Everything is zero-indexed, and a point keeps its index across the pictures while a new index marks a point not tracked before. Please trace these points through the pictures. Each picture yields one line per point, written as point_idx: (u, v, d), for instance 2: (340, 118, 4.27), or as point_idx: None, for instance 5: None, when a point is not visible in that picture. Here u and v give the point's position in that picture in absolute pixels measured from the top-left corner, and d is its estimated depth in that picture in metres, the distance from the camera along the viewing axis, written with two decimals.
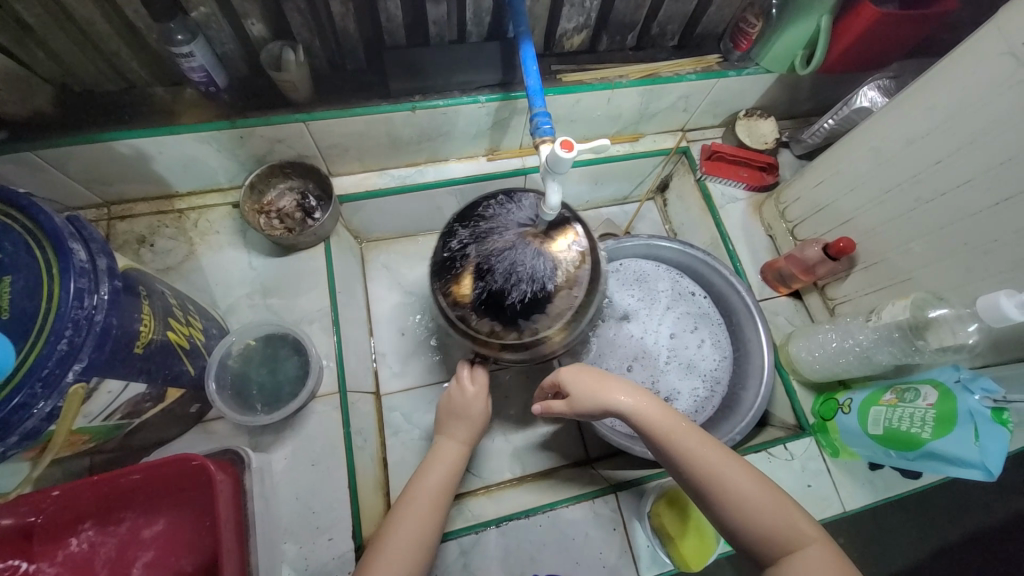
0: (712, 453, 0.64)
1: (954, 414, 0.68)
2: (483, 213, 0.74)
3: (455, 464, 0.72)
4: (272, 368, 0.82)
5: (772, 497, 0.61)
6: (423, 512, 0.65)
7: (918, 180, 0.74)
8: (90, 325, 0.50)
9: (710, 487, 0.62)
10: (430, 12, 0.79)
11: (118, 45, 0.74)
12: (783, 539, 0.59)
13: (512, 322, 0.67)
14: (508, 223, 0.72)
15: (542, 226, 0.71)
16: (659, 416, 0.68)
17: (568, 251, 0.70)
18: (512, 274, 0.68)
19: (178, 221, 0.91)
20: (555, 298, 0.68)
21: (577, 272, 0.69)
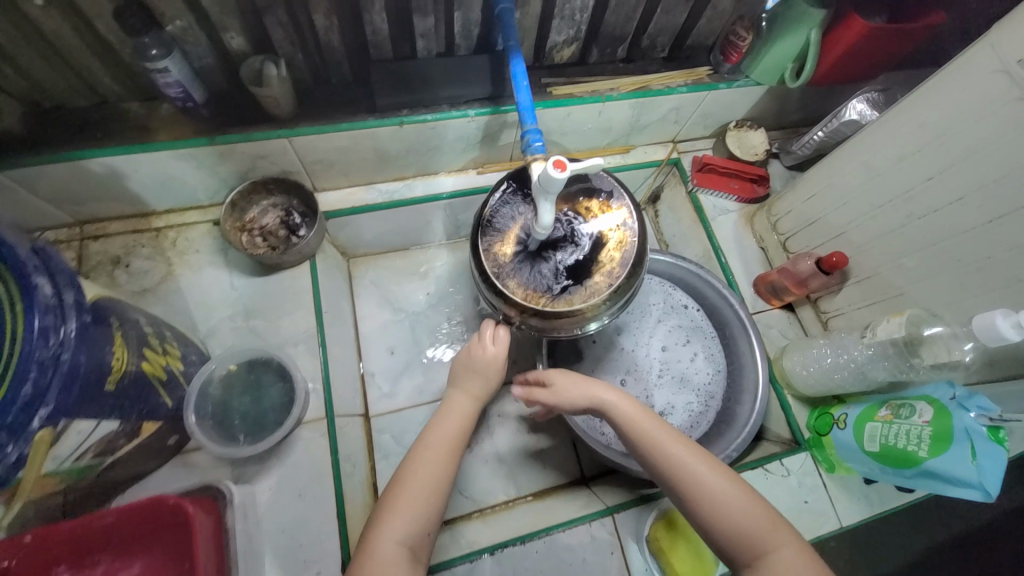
0: (689, 452, 0.64)
1: (950, 432, 0.67)
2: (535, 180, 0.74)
3: (468, 416, 0.71)
4: (255, 395, 0.78)
5: (749, 495, 0.61)
6: (434, 462, 0.65)
7: (911, 196, 0.74)
8: (56, 366, 0.47)
9: (686, 486, 0.62)
10: (417, 25, 0.77)
11: (88, 59, 0.70)
12: (757, 537, 0.59)
13: (552, 289, 0.67)
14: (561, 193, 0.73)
15: (597, 201, 0.72)
16: (639, 414, 0.68)
17: (616, 230, 0.70)
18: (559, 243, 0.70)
19: (155, 240, 0.88)
20: (600, 273, 0.68)
21: (625, 252, 0.69)
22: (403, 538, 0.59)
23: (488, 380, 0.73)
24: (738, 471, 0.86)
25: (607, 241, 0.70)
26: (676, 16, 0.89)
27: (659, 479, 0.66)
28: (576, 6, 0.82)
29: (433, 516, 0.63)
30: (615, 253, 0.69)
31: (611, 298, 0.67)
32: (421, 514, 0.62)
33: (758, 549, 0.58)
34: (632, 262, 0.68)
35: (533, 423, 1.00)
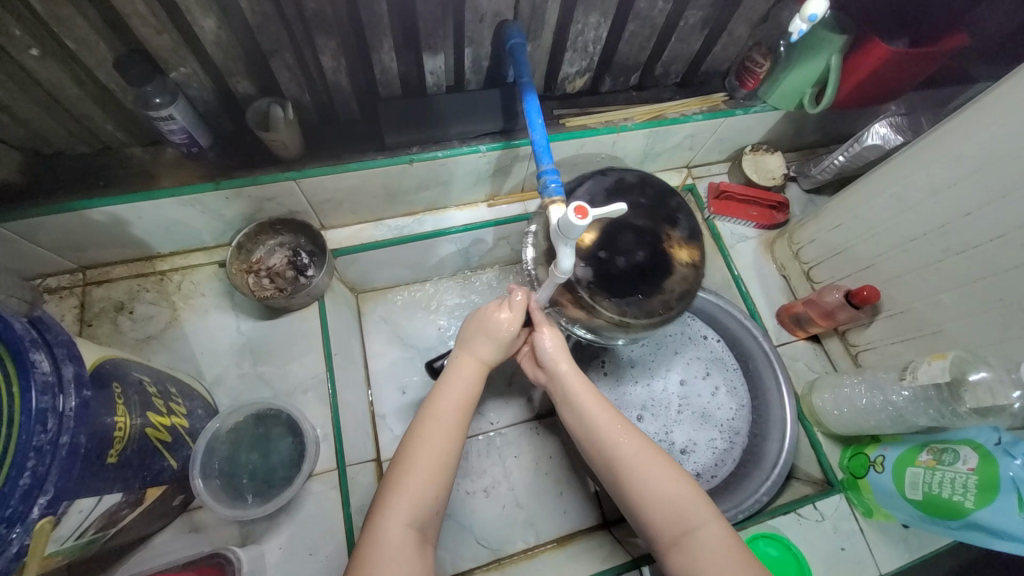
0: (624, 429, 0.65)
1: (997, 481, 0.62)
2: (624, 187, 0.71)
3: (474, 383, 0.67)
4: (264, 450, 0.75)
5: (678, 475, 0.62)
6: (443, 435, 0.62)
7: (947, 231, 0.71)
8: (55, 450, 0.44)
9: (620, 464, 0.62)
10: (426, 63, 0.75)
11: (91, 107, 0.68)
12: (684, 515, 0.59)
13: (613, 291, 0.64)
14: (646, 208, 0.69)
15: (677, 232, 0.68)
16: (583, 388, 0.68)
17: (684, 266, 0.67)
18: (634, 256, 0.65)
19: (160, 284, 0.85)
20: (660, 296, 0.65)
21: (687, 289, 0.67)
22: (411, 521, 0.57)
23: (496, 347, 0.68)
24: (769, 516, 0.80)
25: (676, 269, 0.67)
26: (691, 44, 0.87)
27: (595, 457, 0.66)
28: (589, 39, 0.80)
29: (441, 495, 0.61)
30: (674, 286, 0.66)
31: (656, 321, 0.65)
32: (431, 491, 0.59)
33: (683, 528, 0.58)
34: (688, 298, 0.66)
35: (550, 463, 0.97)
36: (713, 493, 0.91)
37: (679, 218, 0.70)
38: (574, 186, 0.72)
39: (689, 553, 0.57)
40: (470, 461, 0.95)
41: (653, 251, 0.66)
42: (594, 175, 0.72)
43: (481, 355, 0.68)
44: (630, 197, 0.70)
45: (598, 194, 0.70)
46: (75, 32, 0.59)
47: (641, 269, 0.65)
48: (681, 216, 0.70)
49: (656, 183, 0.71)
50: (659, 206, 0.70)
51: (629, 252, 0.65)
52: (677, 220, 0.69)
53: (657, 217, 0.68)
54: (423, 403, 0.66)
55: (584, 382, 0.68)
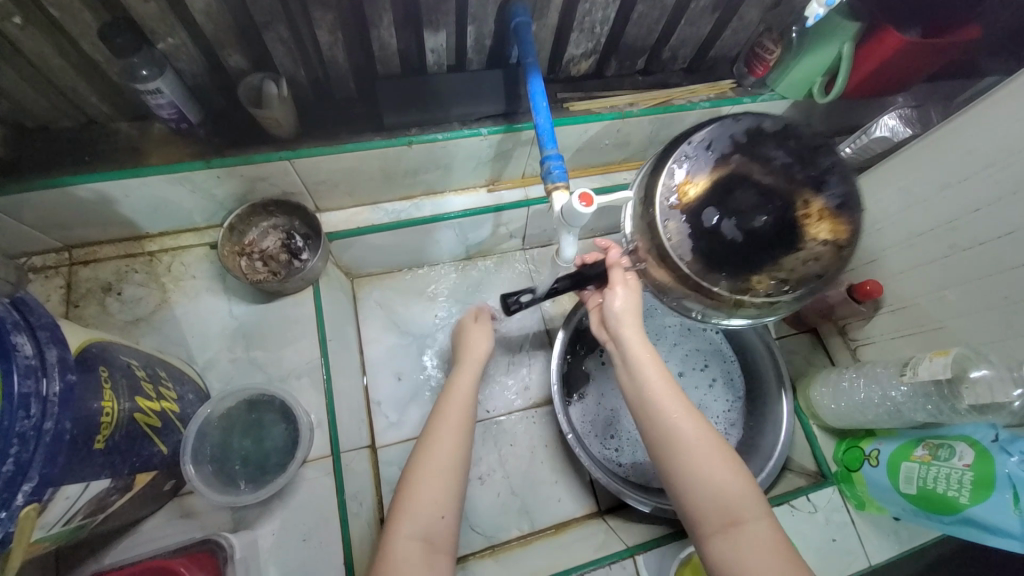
0: (686, 405, 0.60)
1: (993, 477, 0.62)
2: (757, 134, 0.55)
3: (473, 396, 0.72)
4: (257, 436, 0.74)
5: (734, 464, 0.58)
6: (450, 441, 0.65)
7: (955, 226, 0.70)
8: (39, 436, 0.43)
9: (677, 442, 0.58)
10: (427, 41, 0.72)
11: (75, 79, 0.65)
12: (734, 506, 0.55)
13: (715, 262, 0.51)
14: (780, 166, 0.53)
15: (818, 198, 0.53)
16: (647, 355, 0.62)
17: (818, 245, 0.52)
18: (752, 220, 0.51)
19: (149, 265, 0.83)
20: (775, 273, 0.51)
21: (812, 273, 0.52)
22: (417, 533, 0.58)
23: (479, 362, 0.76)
24: None
25: (807, 245, 0.52)
26: (701, 27, 0.84)
27: (647, 432, 0.61)
28: (596, 19, 0.77)
29: (450, 501, 0.61)
30: (800, 268, 0.52)
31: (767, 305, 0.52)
32: (435, 502, 0.60)
33: (733, 519, 0.55)
34: (807, 286, 0.52)
35: (547, 452, 0.96)
36: None
37: (825, 182, 0.53)
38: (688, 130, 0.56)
39: (733, 546, 0.54)
40: None
41: (778, 219, 0.52)
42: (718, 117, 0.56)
43: (472, 364, 0.76)
44: (764, 152, 0.54)
45: (722, 143, 0.55)
46: None
47: (760, 237, 0.51)
48: (826, 182, 0.53)
49: (802, 133, 0.55)
50: (804, 163, 0.54)
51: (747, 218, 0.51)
52: (826, 184, 0.53)
53: (795, 176, 0.53)
54: (430, 415, 0.69)
55: (650, 348, 0.62)
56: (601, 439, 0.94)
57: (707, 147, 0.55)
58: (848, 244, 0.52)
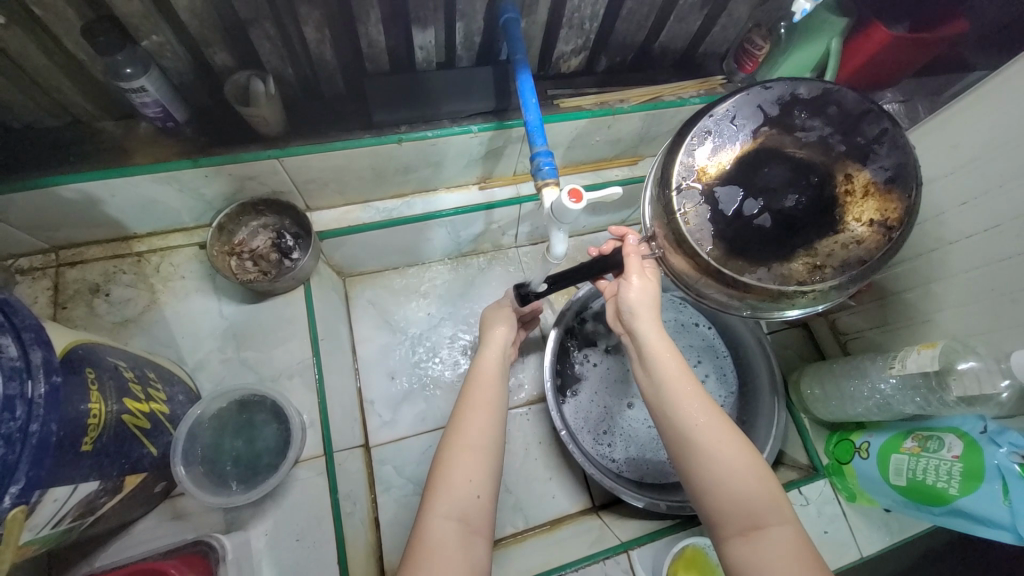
0: (705, 404, 0.59)
1: (982, 469, 0.63)
2: (792, 103, 0.53)
3: (500, 375, 0.72)
4: (249, 437, 0.73)
5: (756, 466, 0.56)
6: (481, 420, 0.65)
7: (943, 220, 0.70)
8: (25, 438, 0.42)
9: (695, 442, 0.57)
10: (416, 37, 0.72)
11: (58, 77, 0.64)
12: (755, 509, 0.53)
13: (741, 246, 0.51)
14: (817, 139, 0.52)
15: (857, 174, 0.52)
16: (665, 352, 0.61)
17: (858, 226, 0.51)
18: (780, 201, 0.51)
19: (137, 265, 0.82)
20: (807, 258, 0.51)
21: (858, 255, 0.51)
22: (451, 515, 0.57)
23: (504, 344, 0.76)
24: None
25: (847, 227, 0.51)
26: (690, 23, 0.84)
27: (665, 431, 0.60)
28: (585, 15, 0.77)
29: (482, 480, 0.60)
30: (837, 249, 0.51)
31: (813, 294, 0.51)
32: (471, 481, 0.60)
33: (754, 522, 0.53)
34: (855, 270, 0.50)
35: (541, 448, 0.97)
36: None
37: (870, 156, 0.52)
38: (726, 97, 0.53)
39: (754, 547, 0.52)
40: None
41: (811, 199, 0.51)
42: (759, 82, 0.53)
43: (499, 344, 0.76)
44: (801, 125, 0.53)
45: (757, 117, 0.53)
46: None
47: (791, 219, 0.51)
48: (871, 155, 0.52)
49: (846, 98, 0.52)
50: (840, 136, 0.52)
51: (775, 200, 0.51)
52: (871, 157, 0.51)
53: (833, 152, 0.52)
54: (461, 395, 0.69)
55: (667, 344, 0.61)
56: (595, 435, 0.94)
57: (740, 120, 0.53)
58: (899, 225, 0.50)
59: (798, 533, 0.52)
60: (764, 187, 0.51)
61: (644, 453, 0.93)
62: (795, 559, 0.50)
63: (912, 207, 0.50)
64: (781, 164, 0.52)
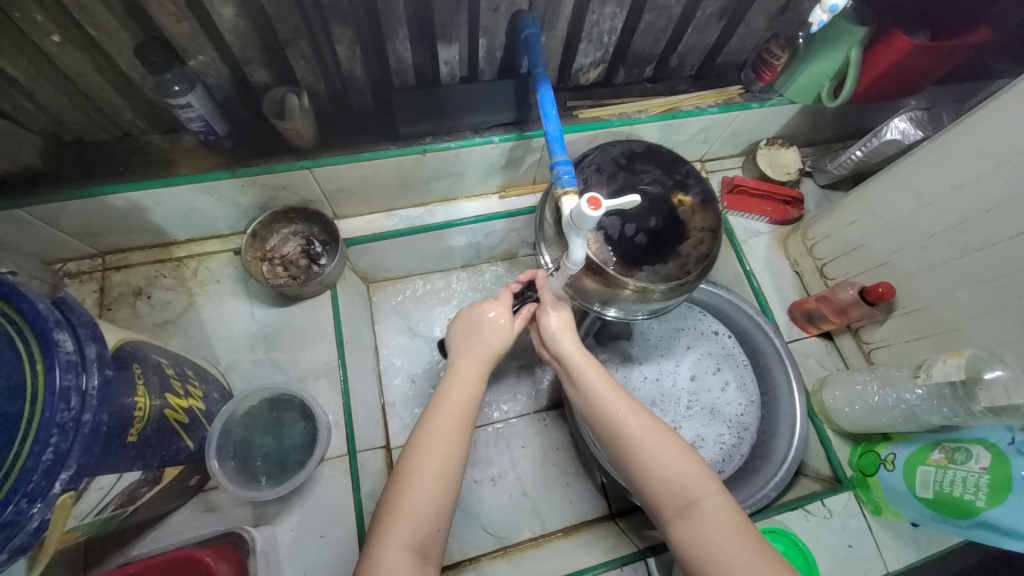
0: (628, 402, 0.67)
1: (1010, 480, 0.62)
2: (633, 156, 0.76)
3: (476, 387, 0.68)
4: (277, 434, 0.76)
5: (682, 449, 0.63)
6: (443, 444, 0.62)
7: (966, 228, 0.69)
8: (78, 427, 0.45)
9: (627, 439, 0.65)
10: (441, 53, 0.75)
11: (111, 94, 0.69)
12: (687, 487, 0.61)
13: (630, 261, 0.71)
14: (655, 178, 0.75)
15: (688, 197, 0.75)
16: (588, 367, 0.71)
17: (699, 230, 0.74)
18: (647, 223, 0.72)
19: (177, 270, 0.87)
20: (677, 261, 0.71)
21: (704, 252, 0.72)
22: (407, 545, 0.57)
23: (492, 351, 0.71)
24: (775, 512, 0.81)
25: (690, 236, 0.73)
26: (708, 35, 0.86)
27: (603, 434, 0.68)
28: (604, 29, 0.79)
29: (445, 515, 0.60)
30: (694, 249, 0.72)
31: (685, 285, 0.71)
32: (430, 512, 0.59)
33: (687, 501, 0.60)
34: (705, 262, 0.72)
35: (558, 454, 0.97)
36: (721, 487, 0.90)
37: (689, 185, 0.76)
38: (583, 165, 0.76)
39: (694, 524, 0.59)
40: (476, 450, 0.96)
41: (664, 218, 0.73)
42: (600, 147, 0.77)
43: (478, 353, 0.71)
44: (641, 170, 0.75)
45: (611, 170, 0.75)
46: (96, 18, 0.60)
47: (657, 234, 0.72)
48: (692, 182, 0.76)
49: (664, 150, 0.77)
50: (668, 173, 0.76)
51: (642, 220, 0.72)
52: (688, 186, 0.75)
53: (669, 184, 0.75)
54: (419, 420, 0.65)
55: (587, 358, 0.71)
56: None
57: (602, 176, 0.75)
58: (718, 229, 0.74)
59: (729, 505, 0.60)
60: (635, 214, 0.72)
61: None
62: (726, 528, 0.58)
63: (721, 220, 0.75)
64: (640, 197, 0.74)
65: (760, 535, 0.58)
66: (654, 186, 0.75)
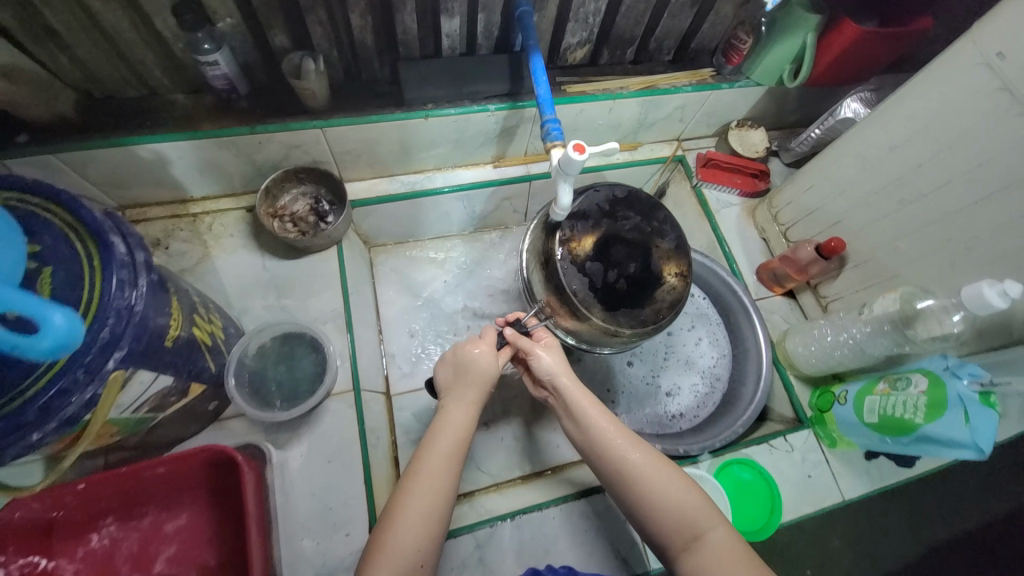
0: (628, 438, 0.69)
1: (944, 400, 0.70)
2: (615, 204, 0.82)
3: (466, 425, 0.71)
4: (289, 366, 0.83)
5: (685, 482, 0.66)
6: (429, 486, 0.63)
7: (902, 183, 0.79)
8: (131, 315, 0.51)
9: (630, 474, 0.66)
10: (443, 26, 0.83)
11: (144, 53, 0.75)
12: (690, 521, 0.62)
13: (611, 306, 0.76)
14: (633, 224, 0.81)
15: (664, 244, 0.82)
16: (586, 402, 0.73)
17: (672, 278, 0.80)
18: (627, 269, 0.78)
19: (193, 224, 0.93)
20: (653, 306, 0.79)
21: (675, 298, 0.80)
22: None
23: (480, 386, 0.75)
24: (744, 446, 0.91)
25: (665, 281, 0.80)
26: (681, 21, 0.96)
27: (605, 471, 0.69)
28: (590, 11, 0.89)
29: (428, 548, 0.61)
30: (667, 295, 0.80)
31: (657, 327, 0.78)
32: (416, 549, 0.60)
33: (691, 535, 0.62)
34: (677, 307, 0.79)
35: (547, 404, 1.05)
36: (695, 428, 0.99)
37: (664, 232, 0.82)
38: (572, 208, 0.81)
39: (699, 558, 0.60)
40: None
41: (643, 265, 0.79)
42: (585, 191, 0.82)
43: (465, 398, 0.74)
44: (619, 216, 0.82)
45: (595, 215, 0.80)
46: None
47: (636, 280, 0.78)
48: (668, 229, 0.82)
49: (641, 199, 0.83)
50: (645, 221, 0.82)
51: (622, 265, 0.78)
52: (663, 234, 0.82)
53: (647, 231, 0.82)
54: (412, 457, 0.68)
55: (586, 395, 0.74)
56: (599, 390, 1.02)
57: (586, 219, 0.80)
58: (687, 276, 0.81)
59: (733, 538, 0.61)
60: (616, 258, 0.78)
61: (643, 406, 1.01)
62: (732, 559, 0.59)
63: (688, 269, 0.82)
64: (620, 240, 0.80)
65: (764, 565, 0.59)
66: (634, 232, 0.81)
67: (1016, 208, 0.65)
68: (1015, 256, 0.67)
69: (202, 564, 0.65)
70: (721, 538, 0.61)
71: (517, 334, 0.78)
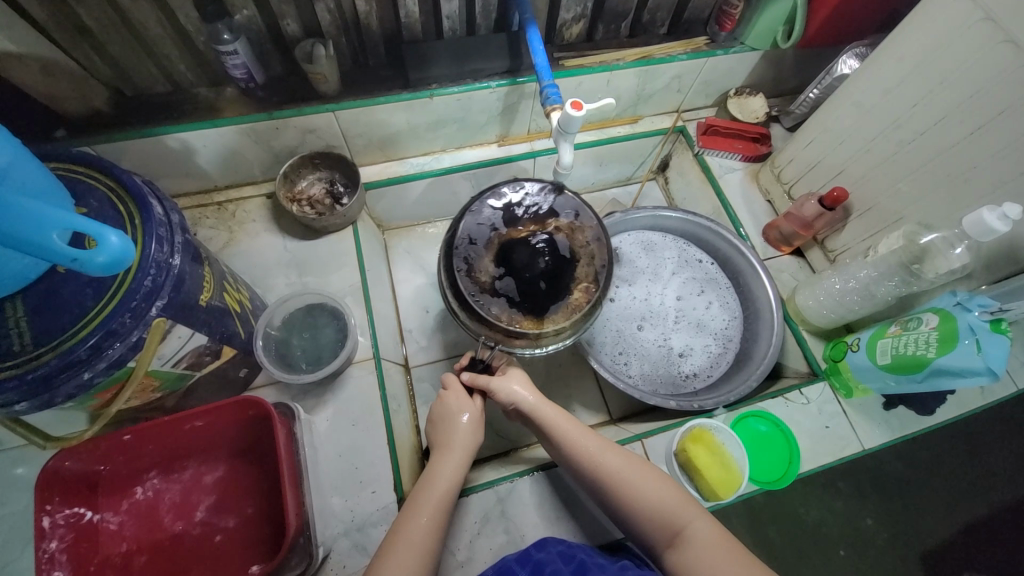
0: (601, 445, 0.70)
1: (956, 332, 0.70)
2: (499, 206, 0.73)
3: (457, 461, 0.70)
4: (312, 336, 0.87)
5: (663, 481, 0.67)
6: (423, 523, 0.63)
7: (898, 125, 0.80)
8: (169, 268, 0.56)
9: (609, 480, 0.67)
10: (444, 8, 0.87)
11: (169, 48, 0.81)
12: (672, 517, 0.63)
13: (538, 311, 0.68)
14: (524, 219, 0.72)
15: (561, 220, 0.73)
16: (557, 418, 0.73)
17: (587, 246, 0.72)
18: (535, 266, 0.69)
19: (218, 212, 0.99)
20: (578, 288, 0.70)
21: (599, 266, 0.71)
22: None
23: (462, 433, 0.72)
24: (760, 399, 0.91)
25: (580, 258, 0.71)
26: None
27: (586, 481, 0.70)
28: None
29: None
30: (591, 266, 0.71)
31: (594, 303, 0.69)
32: None
33: (675, 530, 0.63)
34: (607, 271, 0.71)
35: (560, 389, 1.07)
36: (708, 388, 1.01)
37: (560, 210, 0.73)
38: (450, 239, 0.72)
39: (685, 553, 0.61)
40: None
41: (550, 254, 0.70)
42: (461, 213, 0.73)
43: (450, 440, 0.72)
44: (507, 214, 0.72)
45: (476, 231, 0.71)
46: None
47: (548, 273, 0.69)
48: (562, 203, 0.74)
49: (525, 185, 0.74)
50: (535, 210, 0.73)
51: (526, 265, 0.69)
52: (560, 209, 0.73)
53: (540, 219, 0.73)
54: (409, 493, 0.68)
55: (556, 409, 0.74)
56: (611, 355, 1.04)
57: (469, 240, 0.71)
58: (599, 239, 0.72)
59: (715, 527, 0.62)
60: (518, 262, 0.69)
61: (655, 368, 1.03)
62: (717, 546, 0.60)
63: (598, 230, 0.73)
64: (514, 242, 0.70)
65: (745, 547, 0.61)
66: (525, 226, 0.72)
67: (1014, 132, 0.66)
68: (1015, 180, 0.68)
69: (240, 510, 0.72)
70: (705, 529, 0.62)
71: (475, 375, 0.75)
